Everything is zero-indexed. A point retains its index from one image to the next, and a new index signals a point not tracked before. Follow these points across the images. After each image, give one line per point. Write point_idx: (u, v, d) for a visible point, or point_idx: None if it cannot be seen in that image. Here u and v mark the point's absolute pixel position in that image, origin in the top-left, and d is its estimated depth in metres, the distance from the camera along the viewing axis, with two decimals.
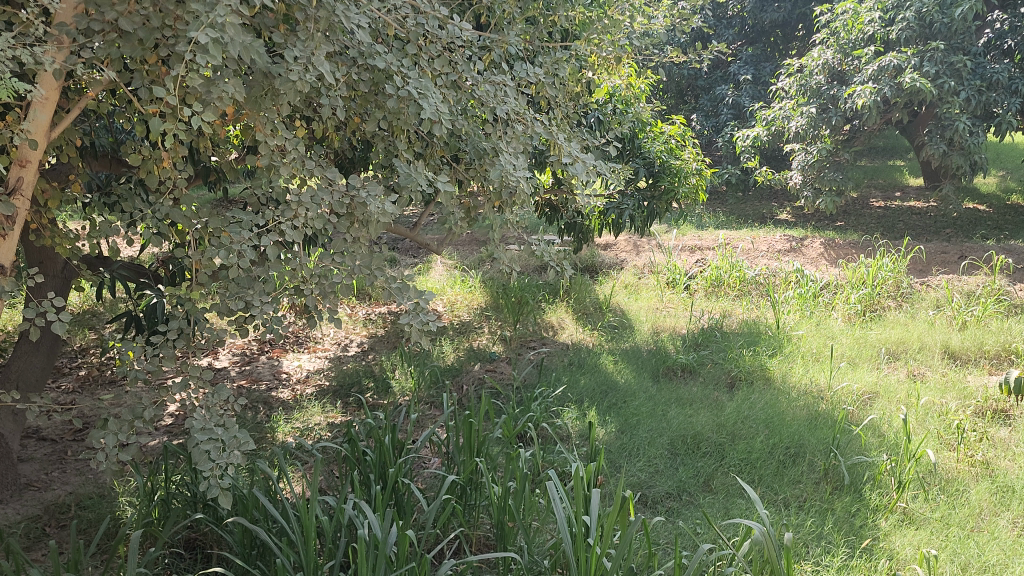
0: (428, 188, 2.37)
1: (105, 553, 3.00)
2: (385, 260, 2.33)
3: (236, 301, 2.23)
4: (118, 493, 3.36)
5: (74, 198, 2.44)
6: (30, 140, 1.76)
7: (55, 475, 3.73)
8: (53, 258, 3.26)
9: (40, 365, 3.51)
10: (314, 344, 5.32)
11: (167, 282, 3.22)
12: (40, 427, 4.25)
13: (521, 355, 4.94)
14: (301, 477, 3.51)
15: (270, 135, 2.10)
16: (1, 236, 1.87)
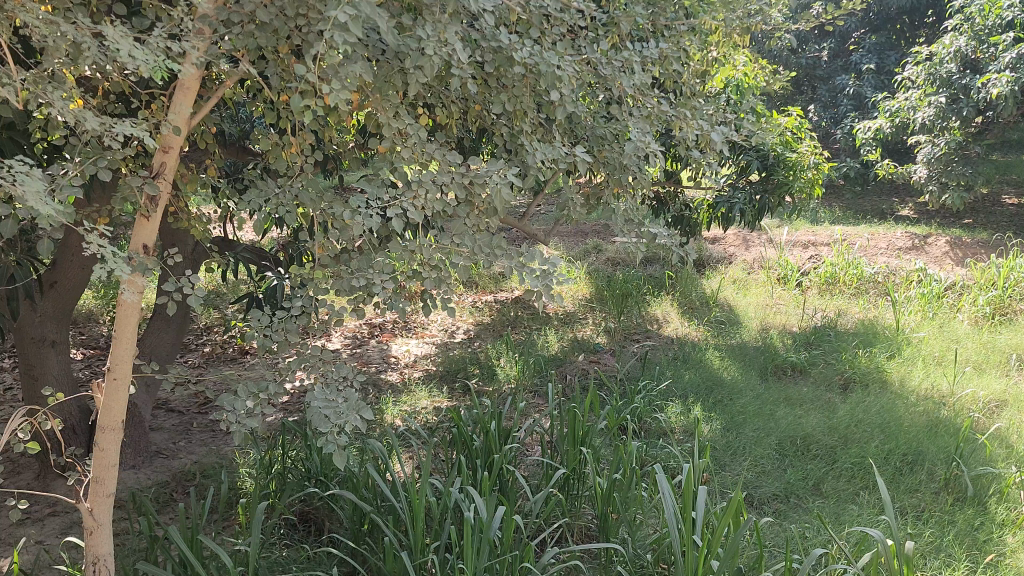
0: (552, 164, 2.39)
1: (225, 521, 3.17)
2: (500, 245, 2.35)
3: (357, 281, 2.29)
4: (238, 465, 3.54)
5: (206, 182, 2.55)
6: (173, 128, 1.84)
7: (181, 444, 3.96)
8: (184, 239, 3.50)
9: (170, 339, 3.72)
10: (421, 330, 5.44)
11: (285, 265, 3.36)
12: (168, 399, 4.51)
13: (625, 347, 4.91)
14: (408, 457, 3.60)
15: (392, 120, 2.15)
16: (143, 218, 1.95)
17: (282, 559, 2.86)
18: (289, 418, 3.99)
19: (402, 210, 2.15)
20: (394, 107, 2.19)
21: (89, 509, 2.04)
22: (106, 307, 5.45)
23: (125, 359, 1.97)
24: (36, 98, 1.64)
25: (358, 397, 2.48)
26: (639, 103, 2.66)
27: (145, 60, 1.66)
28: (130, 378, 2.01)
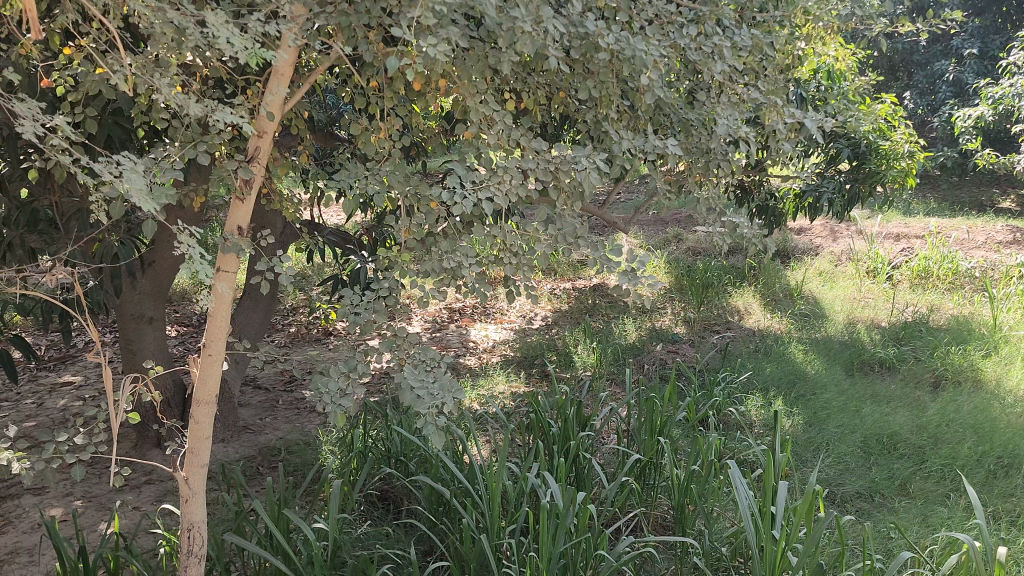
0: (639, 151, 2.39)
1: (308, 495, 3.27)
2: (583, 233, 2.35)
3: (441, 265, 2.33)
4: (321, 442, 3.64)
5: (297, 167, 2.63)
6: (269, 112, 1.90)
7: (268, 420, 4.10)
8: (274, 222, 3.61)
9: (259, 318, 3.86)
10: (500, 316, 5.49)
11: (369, 249, 3.43)
12: (256, 377, 4.68)
13: (705, 338, 4.85)
14: (486, 441, 3.65)
15: (479, 106, 2.17)
16: (238, 200, 2.02)
17: (364, 535, 2.94)
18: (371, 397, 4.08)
19: (488, 193, 2.17)
20: (481, 92, 2.21)
21: (184, 478, 2.13)
22: (198, 286, 5.68)
23: (220, 336, 2.04)
24: (142, 83, 1.72)
25: (445, 379, 2.52)
26: (728, 88, 2.61)
27: (246, 43, 1.71)
28: (224, 354, 2.09)
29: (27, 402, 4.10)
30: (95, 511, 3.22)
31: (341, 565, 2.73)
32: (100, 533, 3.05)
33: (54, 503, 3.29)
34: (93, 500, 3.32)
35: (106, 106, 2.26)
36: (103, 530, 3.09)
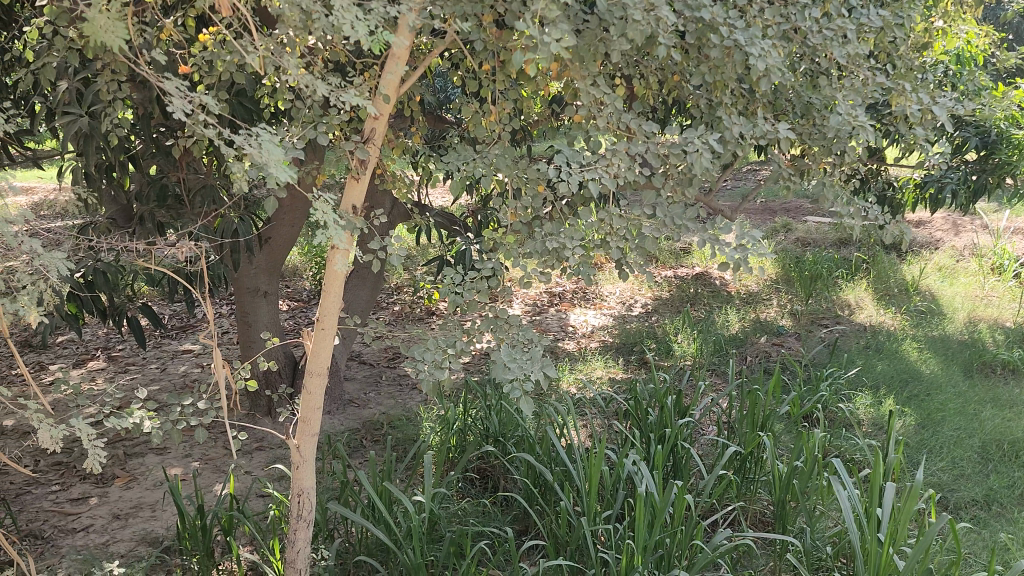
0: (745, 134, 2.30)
1: (410, 470, 3.36)
2: (692, 219, 2.31)
3: (548, 248, 2.34)
4: (422, 418, 3.74)
5: (409, 148, 2.69)
6: (385, 95, 1.94)
7: (371, 395, 4.24)
8: (383, 200, 3.70)
9: (366, 295, 3.97)
10: (600, 301, 5.47)
11: (474, 231, 3.48)
12: (361, 352, 4.82)
13: (812, 332, 4.70)
14: (583, 425, 3.66)
15: (590, 90, 2.16)
16: (353, 179, 2.09)
17: (461, 511, 3.00)
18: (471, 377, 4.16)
19: (594, 174, 2.17)
20: (592, 76, 2.20)
21: (297, 446, 2.22)
22: (308, 263, 5.88)
23: (332, 311, 2.12)
24: (269, 65, 1.79)
25: (542, 361, 2.54)
26: (851, 72, 2.50)
27: (367, 28, 1.75)
28: (336, 329, 2.16)
29: (152, 367, 4.36)
30: (212, 473, 3.41)
31: (439, 539, 2.80)
32: (215, 494, 3.23)
33: (175, 463, 3.50)
34: (209, 462, 3.51)
35: (232, 88, 2.37)
36: (219, 491, 3.27)
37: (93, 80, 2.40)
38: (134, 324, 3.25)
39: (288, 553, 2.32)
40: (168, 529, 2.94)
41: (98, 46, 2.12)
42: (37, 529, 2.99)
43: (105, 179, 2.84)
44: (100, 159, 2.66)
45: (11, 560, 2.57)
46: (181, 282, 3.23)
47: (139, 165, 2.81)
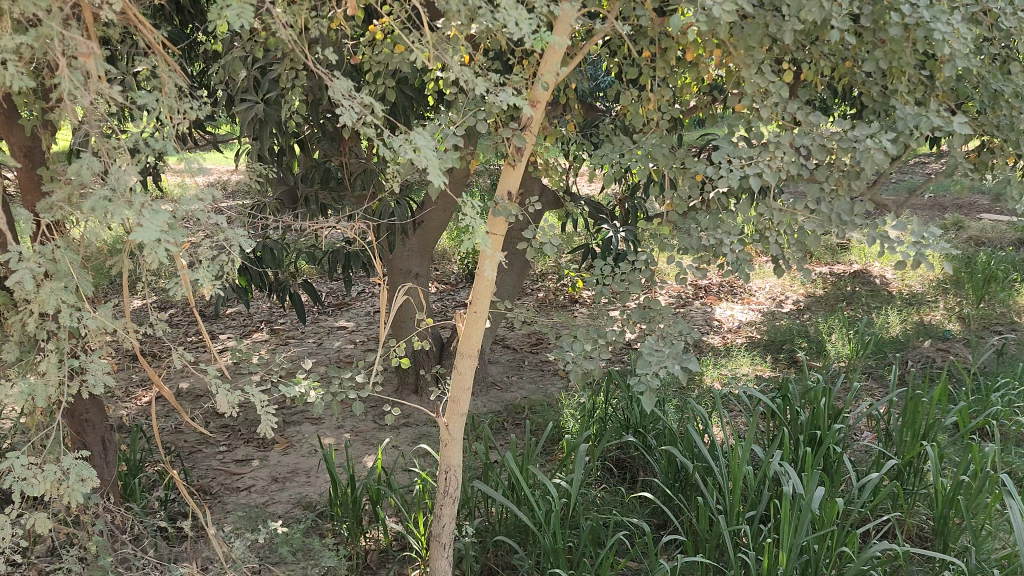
0: (924, 124, 2.15)
1: (550, 455, 3.40)
2: (858, 213, 2.18)
3: (702, 239, 2.28)
4: (562, 405, 3.76)
5: (563, 135, 2.69)
6: (544, 84, 1.95)
7: (514, 378, 4.31)
8: (532, 187, 3.72)
9: (512, 281, 4.02)
10: (748, 296, 5.31)
11: (624, 220, 3.45)
12: (504, 336, 4.91)
13: (983, 338, 4.36)
14: (728, 422, 3.56)
15: (755, 78, 2.09)
16: (509, 166, 2.11)
17: (600, 501, 3.00)
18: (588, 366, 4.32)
19: (756, 169, 2.11)
20: (757, 63, 2.12)
21: (445, 424, 2.28)
22: (456, 247, 6.03)
23: (485, 295, 2.16)
24: (437, 54, 1.83)
25: (689, 354, 2.49)
26: None
27: (532, 16, 1.76)
28: (487, 312, 2.20)
29: (310, 341, 4.61)
30: (361, 445, 3.57)
31: (576, 526, 2.80)
32: (364, 465, 3.38)
33: (328, 433, 3.69)
34: (359, 434, 3.67)
35: (396, 75, 2.45)
36: (368, 463, 3.41)
37: (269, 69, 2.53)
38: (296, 299, 3.44)
39: (433, 528, 2.39)
40: (321, 495, 3.11)
41: (277, 36, 2.24)
42: (206, 485, 3.23)
43: (275, 162, 3.01)
44: (272, 143, 2.82)
45: (184, 512, 2.79)
46: (340, 261, 3.39)
47: (307, 149, 2.96)
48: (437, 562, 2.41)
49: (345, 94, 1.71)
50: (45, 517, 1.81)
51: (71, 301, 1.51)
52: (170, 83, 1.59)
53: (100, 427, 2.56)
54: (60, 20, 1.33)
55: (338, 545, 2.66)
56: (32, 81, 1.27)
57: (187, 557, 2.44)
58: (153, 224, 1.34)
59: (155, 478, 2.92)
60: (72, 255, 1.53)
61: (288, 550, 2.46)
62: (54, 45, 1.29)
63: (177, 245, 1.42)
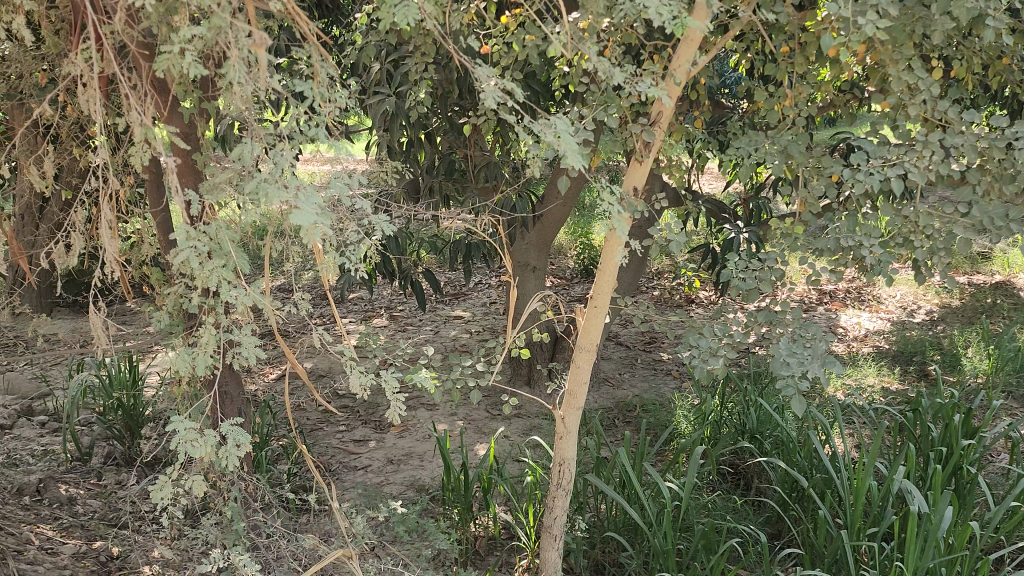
0: None
1: (663, 456, 3.36)
2: (1012, 219, 2.04)
3: (836, 241, 2.20)
4: (676, 406, 3.71)
5: (692, 132, 2.65)
6: (678, 79, 1.92)
7: (626, 376, 4.28)
8: (654, 184, 3.67)
9: (629, 277, 3.99)
10: (876, 304, 5.07)
11: (749, 220, 3.36)
12: (618, 333, 4.87)
13: None
14: (851, 435, 3.42)
15: (904, 73, 1.99)
16: (637, 161, 2.09)
17: (714, 505, 2.94)
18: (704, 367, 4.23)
19: (900, 169, 2.01)
20: (907, 59, 2.02)
21: (561, 417, 2.30)
22: (573, 241, 6.03)
23: (606, 290, 2.15)
24: (575, 46, 1.83)
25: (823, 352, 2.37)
26: None
27: (672, 9, 1.73)
28: (608, 308, 2.19)
29: (427, 328, 4.72)
30: (474, 433, 3.63)
31: (688, 529, 2.76)
32: (477, 453, 3.44)
33: (442, 419, 3.77)
34: (472, 423, 3.73)
35: (525, 68, 2.47)
36: (480, 452, 3.47)
37: (405, 62, 2.60)
38: (417, 287, 3.53)
39: (546, 519, 2.41)
40: (434, 479, 3.18)
41: (416, 29, 2.29)
42: (327, 461, 3.35)
43: (404, 153, 3.09)
44: (403, 134, 2.89)
45: (308, 486, 2.91)
46: (460, 252, 3.45)
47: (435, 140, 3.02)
48: (548, 553, 2.43)
49: (489, 79, 1.65)
50: (189, 480, 1.93)
51: (225, 280, 1.60)
52: (321, 73, 1.66)
53: (238, 399, 2.70)
54: (229, 12, 1.40)
55: (450, 530, 2.71)
56: (206, 69, 1.34)
57: (310, 529, 2.55)
58: (303, 207, 1.41)
59: (281, 451, 3.06)
60: (232, 235, 1.61)
61: (404, 530, 2.53)
62: (224, 36, 1.37)
63: (332, 226, 1.47)
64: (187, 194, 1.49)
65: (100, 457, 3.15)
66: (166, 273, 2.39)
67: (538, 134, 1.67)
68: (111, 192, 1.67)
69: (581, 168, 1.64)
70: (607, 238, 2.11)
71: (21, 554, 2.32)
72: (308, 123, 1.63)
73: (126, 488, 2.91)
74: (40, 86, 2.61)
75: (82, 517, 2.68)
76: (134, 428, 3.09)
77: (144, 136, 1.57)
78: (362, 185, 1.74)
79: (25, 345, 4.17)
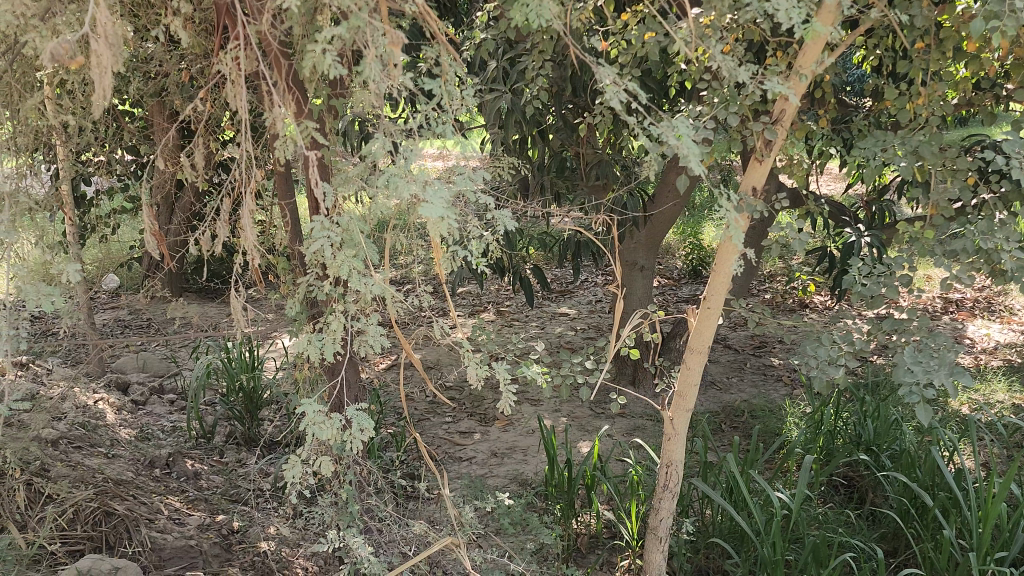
0: None
1: (772, 464, 3.27)
2: None
3: (970, 248, 2.08)
4: (787, 412, 3.60)
5: (814, 132, 2.57)
6: (804, 77, 1.87)
7: (734, 380, 4.19)
8: (771, 184, 3.58)
9: (740, 279, 3.90)
10: (1008, 315, 4.78)
11: (871, 224, 3.23)
12: (727, 336, 4.77)
13: None
14: (978, 452, 3.24)
15: None
16: (757, 160, 2.03)
17: (825, 517, 2.85)
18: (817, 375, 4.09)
19: None
20: None
21: (670, 419, 2.27)
22: (682, 242, 5.94)
23: (719, 292, 2.11)
24: (699, 43, 1.81)
25: (954, 364, 2.23)
26: None
27: (803, 5, 1.69)
28: (721, 311, 2.15)
29: (533, 325, 4.75)
30: (578, 430, 3.64)
31: (799, 540, 2.68)
32: (580, 451, 3.44)
33: (546, 415, 3.79)
34: (575, 420, 3.74)
35: (644, 66, 2.46)
36: (584, 449, 3.47)
37: (522, 60, 2.63)
38: (526, 284, 3.56)
39: (651, 520, 2.39)
40: (537, 474, 3.21)
41: (537, 28, 2.31)
42: (433, 451, 3.43)
43: (517, 150, 3.12)
44: (518, 131, 2.92)
45: (415, 473, 2.99)
46: (569, 250, 3.45)
47: (548, 138, 3.03)
48: (652, 555, 2.41)
49: (611, 79, 1.65)
50: (310, 461, 2.02)
51: (352, 272, 1.67)
52: (447, 72, 1.70)
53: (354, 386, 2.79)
54: (366, 12, 1.46)
55: (553, 524, 2.72)
56: (344, 68, 1.41)
57: (418, 516, 2.62)
58: (432, 201, 1.45)
59: (391, 439, 3.15)
60: (361, 227, 1.67)
61: (509, 522, 2.57)
62: (362, 36, 1.42)
63: (458, 221, 1.51)
64: (321, 188, 1.55)
65: (223, 435, 3.32)
66: (292, 262, 2.51)
67: (659, 133, 1.66)
68: (252, 184, 1.77)
69: (701, 169, 1.62)
70: (721, 243, 2.07)
71: (152, 522, 2.48)
72: (432, 122, 1.67)
73: (247, 465, 3.06)
74: (182, 84, 2.78)
75: (206, 491, 2.84)
76: (255, 410, 3.25)
77: (286, 131, 1.65)
78: (482, 180, 1.77)
79: (157, 327, 4.44)
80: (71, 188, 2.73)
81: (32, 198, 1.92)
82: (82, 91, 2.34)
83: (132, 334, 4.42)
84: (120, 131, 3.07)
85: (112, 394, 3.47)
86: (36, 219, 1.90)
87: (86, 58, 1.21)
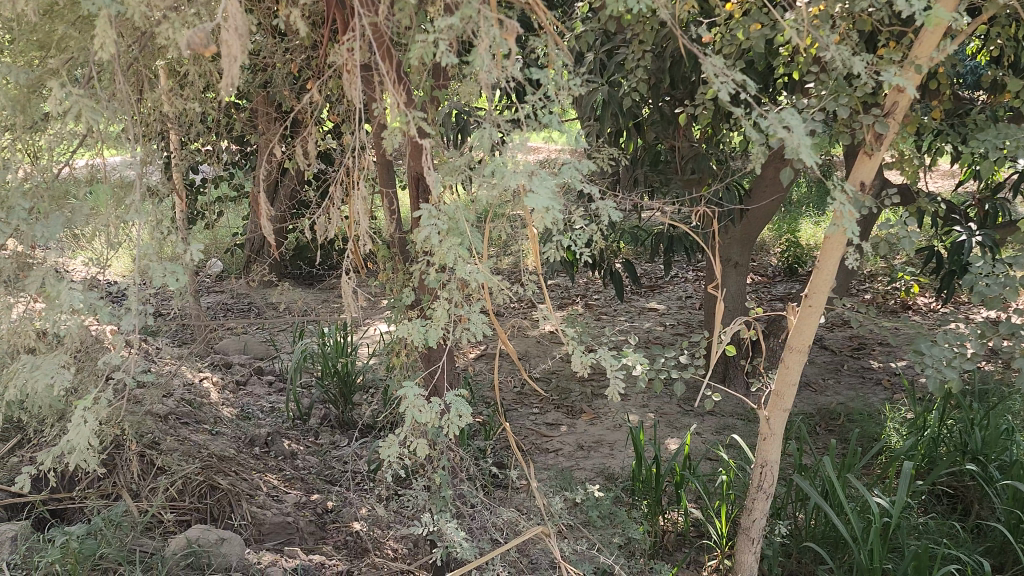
0: None
1: (869, 469, 3.16)
2: None
3: None
4: (887, 417, 3.47)
5: (927, 125, 2.45)
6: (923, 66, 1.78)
7: (830, 382, 4.06)
8: (876, 180, 3.44)
9: (840, 277, 3.77)
10: None
11: (984, 222, 3.07)
12: (824, 337, 4.63)
13: None
14: None
15: None
16: (866, 153, 1.95)
17: (928, 527, 2.73)
18: (919, 379, 3.93)
19: None
20: None
21: (767, 418, 2.22)
22: (778, 238, 5.78)
23: (820, 291, 2.05)
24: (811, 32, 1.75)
25: None
26: None
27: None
28: (822, 309, 2.09)
29: (623, 319, 4.72)
30: (667, 427, 3.60)
31: (898, 549, 2.58)
32: (668, 447, 3.41)
33: (634, 410, 3.77)
34: (664, 416, 3.70)
35: (748, 57, 2.40)
36: (672, 446, 3.43)
37: (622, 52, 2.62)
38: (617, 278, 3.54)
39: (744, 520, 2.34)
40: (624, 468, 3.19)
41: (640, 18, 2.29)
42: (521, 441, 3.46)
43: (614, 142, 3.10)
44: (615, 122, 2.90)
45: (503, 462, 3.01)
46: (662, 244, 3.41)
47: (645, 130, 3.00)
48: (743, 556, 2.36)
49: (720, 67, 1.62)
50: (406, 443, 2.06)
51: (451, 260, 1.69)
52: (552, 61, 1.70)
53: None
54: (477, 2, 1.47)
55: (641, 519, 2.70)
56: (455, 57, 1.42)
57: (506, 504, 2.65)
58: (538, 190, 1.46)
59: (480, 428, 3.18)
60: (462, 215, 1.69)
61: (597, 515, 2.57)
62: (474, 24, 1.44)
63: (561, 210, 1.52)
64: (428, 176, 1.58)
65: (317, 418, 3.42)
66: (389, 250, 2.56)
67: (766, 125, 1.62)
68: (359, 172, 1.81)
69: (811, 161, 1.58)
70: (825, 239, 2.01)
71: (253, 497, 2.58)
72: (534, 113, 1.67)
73: (341, 448, 3.15)
74: (289, 75, 2.87)
75: (302, 471, 2.94)
76: (348, 394, 3.34)
77: (395, 119, 1.68)
78: (582, 171, 1.77)
79: (257, 311, 4.61)
80: (184, 176, 2.86)
81: (154, 184, 2.04)
82: (198, 83, 2.44)
83: (234, 317, 4.61)
84: (230, 122, 3.20)
85: (217, 374, 3.63)
86: (157, 205, 2.01)
87: (217, 47, 1.27)
